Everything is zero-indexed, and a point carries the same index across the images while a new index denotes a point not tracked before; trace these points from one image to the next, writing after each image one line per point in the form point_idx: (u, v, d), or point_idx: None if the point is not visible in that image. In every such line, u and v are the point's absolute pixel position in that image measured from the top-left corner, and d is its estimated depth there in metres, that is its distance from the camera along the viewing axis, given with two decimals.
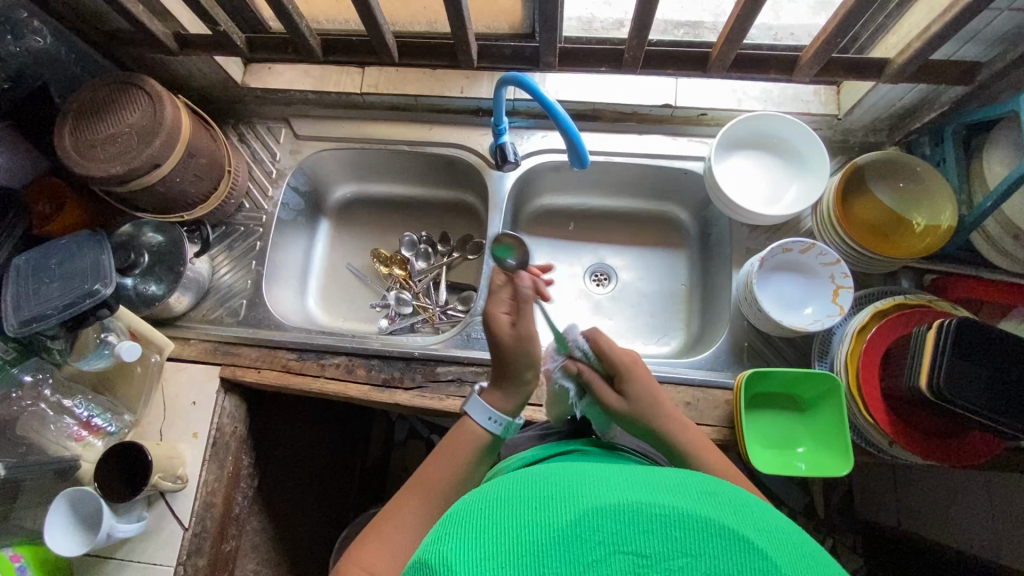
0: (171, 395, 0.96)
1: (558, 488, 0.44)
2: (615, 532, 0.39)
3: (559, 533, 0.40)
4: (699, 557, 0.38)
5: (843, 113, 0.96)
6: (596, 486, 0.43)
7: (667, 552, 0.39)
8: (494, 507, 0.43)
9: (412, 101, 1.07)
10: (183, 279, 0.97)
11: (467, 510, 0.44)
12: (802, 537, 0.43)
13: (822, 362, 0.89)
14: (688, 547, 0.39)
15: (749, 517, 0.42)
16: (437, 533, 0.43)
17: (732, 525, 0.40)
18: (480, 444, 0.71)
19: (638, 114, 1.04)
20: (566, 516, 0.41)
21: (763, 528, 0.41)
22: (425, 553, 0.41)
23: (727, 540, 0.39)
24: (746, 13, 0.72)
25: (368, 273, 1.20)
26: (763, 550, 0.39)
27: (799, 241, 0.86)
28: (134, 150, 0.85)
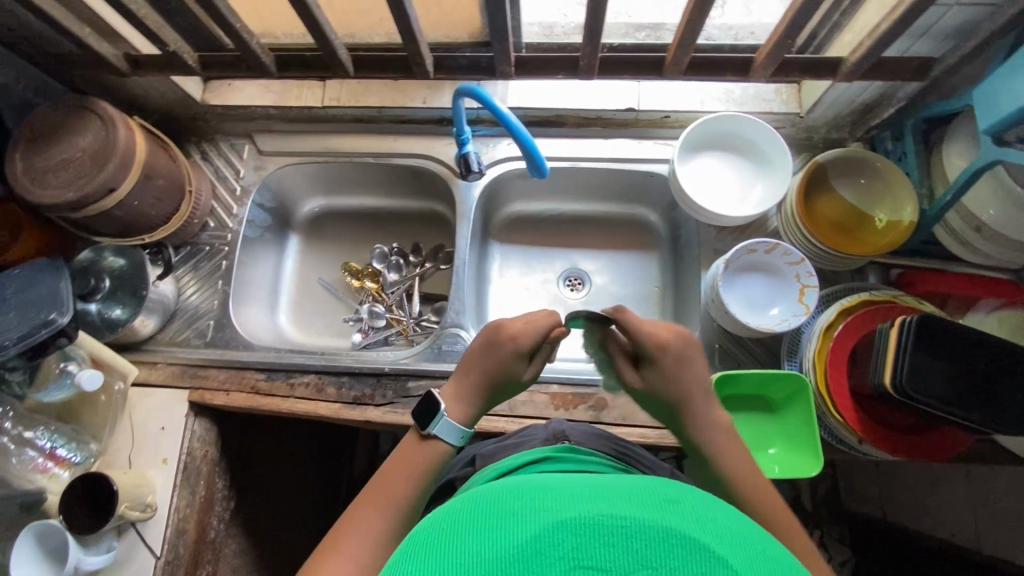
0: (139, 421, 0.95)
1: (516, 499, 0.39)
2: (574, 547, 0.35)
3: (513, 551, 0.35)
4: (667, 573, 0.34)
5: (804, 110, 0.97)
6: (557, 495, 0.39)
7: (630, 567, 0.34)
8: (448, 524, 0.39)
9: (375, 112, 1.06)
10: (147, 303, 0.95)
11: (420, 530, 0.40)
12: (785, 554, 0.38)
13: (792, 362, 0.89)
14: (653, 561, 0.34)
15: (725, 529, 0.37)
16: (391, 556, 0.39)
17: (705, 540, 0.35)
18: (436, 457, 0.67)
19: (603, 119, 1.04)
20: (521, 532, 0.36)
21: (741, 542, 0.36)
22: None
23: (700, 554, 0.34)
24: (696, 16, 0.72)
25: (340, 287, 1.19)
26: (742, 569, 0.34)
27: (764, 241, 0.86)
28: (87, 174, 0.83)
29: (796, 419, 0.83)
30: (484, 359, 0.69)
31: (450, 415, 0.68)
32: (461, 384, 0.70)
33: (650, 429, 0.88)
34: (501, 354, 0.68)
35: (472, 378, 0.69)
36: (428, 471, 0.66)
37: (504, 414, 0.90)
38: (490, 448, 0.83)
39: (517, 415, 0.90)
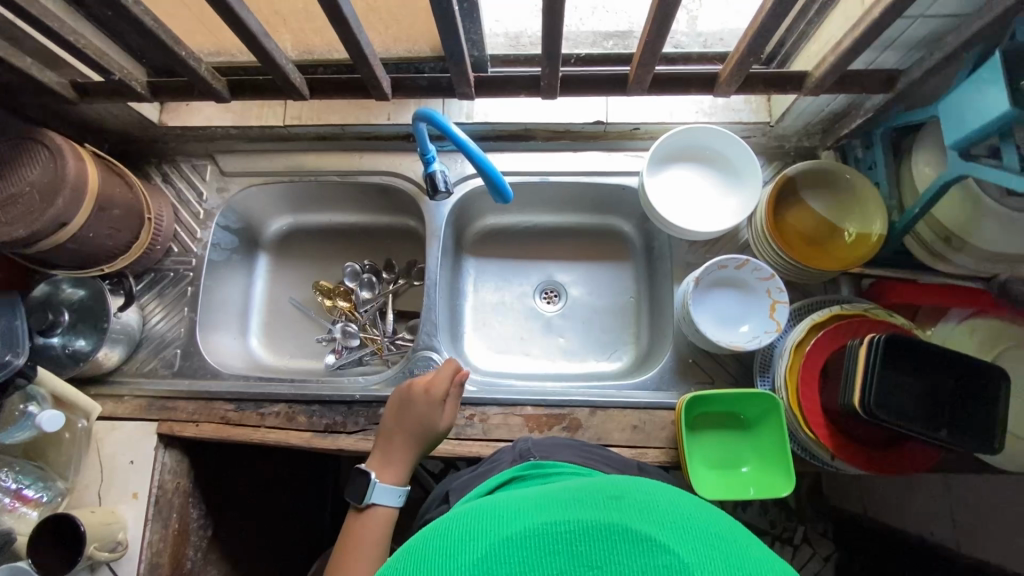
0: (107, 455, 0.93)
1: (467, 526, 0.44)
2: (523, 559, 0.40)
3: (470, 570, 0.40)
4: (605, 568, 0.39)
5: (774, 120, 0.96)
6: (505, 516, 0.44)
7: (574, 568, 0.39)
8: (409, 558, 0.44)
9: (339, 130, 1.03)
10: (109, 335, 0.93)
11: (389, 568, 0.45)
12: (710, 512, 0.44)
13: (764, 378, 0.88)
14: (592, 559, 0.40)
15: (654, 514, 0.43)
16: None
17: (634, 526, 0.41)
18: (385, 522, 0.76)
19: (572, 131, 1.02)
20: (475, 553, 0.41)
21: (669, 521, 0.42)
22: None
23: (631, 543, 0.40)
24: (655, 36, 0.70)
25: (311, 306, 1.17)
26: (668, 546, 0.40)
27: (734, 257, 0.85)
28: (37, 210, 0.80)
29: (767, 439, 0.83)
30: (407, 419, 0.83)
31: (387, 481, 0.79)
32: (390, 450, 0.82)
33: (624, 448, 0.87)
34: (419, 410, 0.84)
35: (398, 441, 0.82)
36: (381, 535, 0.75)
37: (478, 438, 0.90)
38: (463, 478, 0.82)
39: (491, 438, 0.90)
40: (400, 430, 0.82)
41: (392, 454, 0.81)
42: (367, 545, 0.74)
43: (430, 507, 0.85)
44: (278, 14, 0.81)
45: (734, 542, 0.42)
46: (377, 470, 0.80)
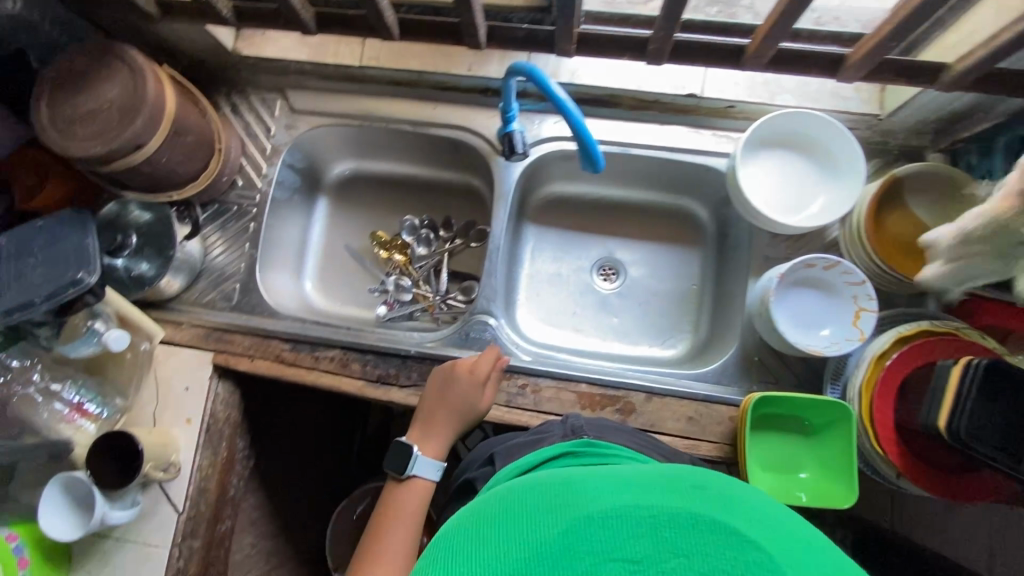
0: (164, 380, 0.95)
1: (542, 499, 0.43)
2: (603, 539, 0.38)
3: (546, 543, 0.39)
4: (692, 558, 0.37)
5: (885, 112, 0.89)
6: (582, 493, 0.43)
7: (658, 555, 0.37)
8: (479, 527, 0.43)
9: (415, 77, 1.00)
10: (174, 262, 0.93)
11: (457, 534, 0.44)
12: (795, 519, 0.42)
13: (834, 387, 0.84)
14: (677, 547, 0.37)
15: (739, 510, 0.41)
16: (428, 559, 0.43)
17: (723, 520, 0.39)
18: (423, 493, 0.78)
19: (660, 103, 0.96)
20: (554, 527, 0.40)
21: (756, 519, 0.40)
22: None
23: (718, 535, 0.38)
24: (792, 7, 0.64)
25: (366, 256, 1.16)
26: (757, 542, 0.38)
27: (825, 257, 0.80)
28: (116, 128, 0.79)
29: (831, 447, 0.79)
30: (450, 398, 0.83)
31: (428, 452, 0.80)
32: (432, 425, 0.82)
33: (677, 438, 0.85)
34: (462, 390, 0.83)
35: (439, 418, 0.82)
36: (419, 504, 0.77)
37: (529, 409, 0.88)
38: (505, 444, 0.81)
39: (543, 411, 0.88)
40: (441, 408, 0.83)
41: (430, 427, 0.82)
42: (406, 514, 0.76)
43: (471, 466, 0.85)
44: None
45: (818, 549, 0.40)
46: (420, 440, 0.81)
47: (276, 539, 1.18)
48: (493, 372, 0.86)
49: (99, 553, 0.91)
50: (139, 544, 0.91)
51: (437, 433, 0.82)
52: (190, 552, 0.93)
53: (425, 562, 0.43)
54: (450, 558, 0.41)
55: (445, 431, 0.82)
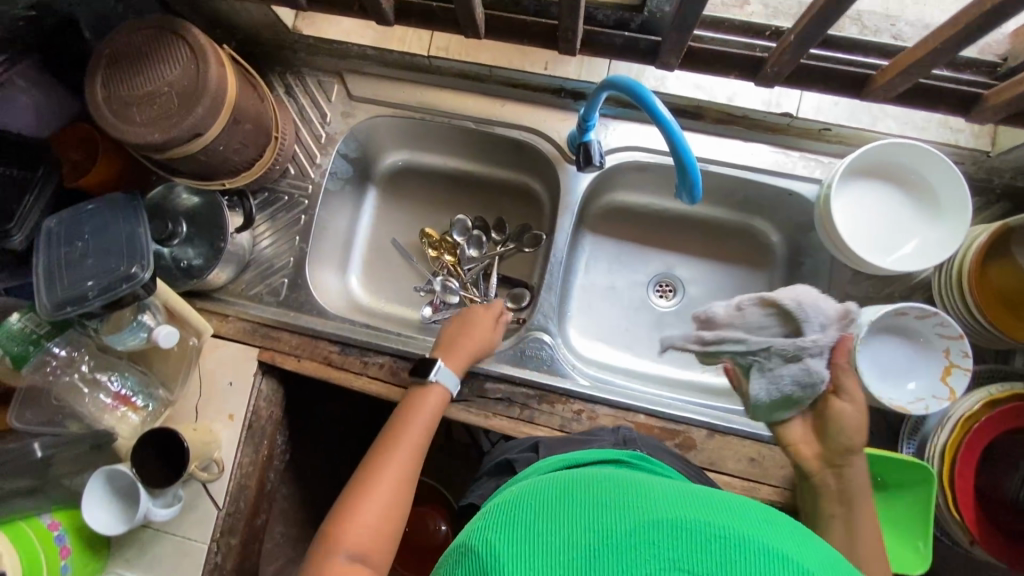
0: (208, 373, 0.92)
1: (612, 493, 0.39)
2: (672, 548, 0.34)
3: (615, 539, 0.35)
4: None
5: (996, 151, 0.82)
6: (652, 496, 0.38)
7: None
8: (541, 509, 0.39)
9: (485, 71, 0.93)
10: (224, 254, 0.89)
11: (517, 505, 0.40)
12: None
13: (909, 442, 0.80)
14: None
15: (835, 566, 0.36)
16: (482, 522, 0.40)
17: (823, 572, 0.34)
18: (439, 400, 0.81)
19: (748, 118, 0.89)
20: (626, 523, 0.36)
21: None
22: (466, 543, 0.38)
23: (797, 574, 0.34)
24: (950, 44, 0.58)
25: (414, 252, 1.11)
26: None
27: (920, 307, 0.75)
28: (175, 115, 0.73)
29: (905, 505, 0.75)
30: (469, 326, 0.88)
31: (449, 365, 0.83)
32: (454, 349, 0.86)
33: (737, 479, 0.82)
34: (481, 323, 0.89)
35: (461, 344, 0.86)
36: (434, 414, 0.80)
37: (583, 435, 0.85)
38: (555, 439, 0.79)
39: None
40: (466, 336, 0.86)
41: (454, 345, 0.86)
42: (424, 419, 0.78)
43: (510, 450, 0.81)
44: None
45: None
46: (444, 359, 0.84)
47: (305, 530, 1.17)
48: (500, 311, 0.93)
49: (138, 543, 0.90)
50: (178, 538, 0.90)
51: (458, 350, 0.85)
52: (228, 548, 0.91)
53: (478, 523, 0.40)
54: (509, 529, 0.37)
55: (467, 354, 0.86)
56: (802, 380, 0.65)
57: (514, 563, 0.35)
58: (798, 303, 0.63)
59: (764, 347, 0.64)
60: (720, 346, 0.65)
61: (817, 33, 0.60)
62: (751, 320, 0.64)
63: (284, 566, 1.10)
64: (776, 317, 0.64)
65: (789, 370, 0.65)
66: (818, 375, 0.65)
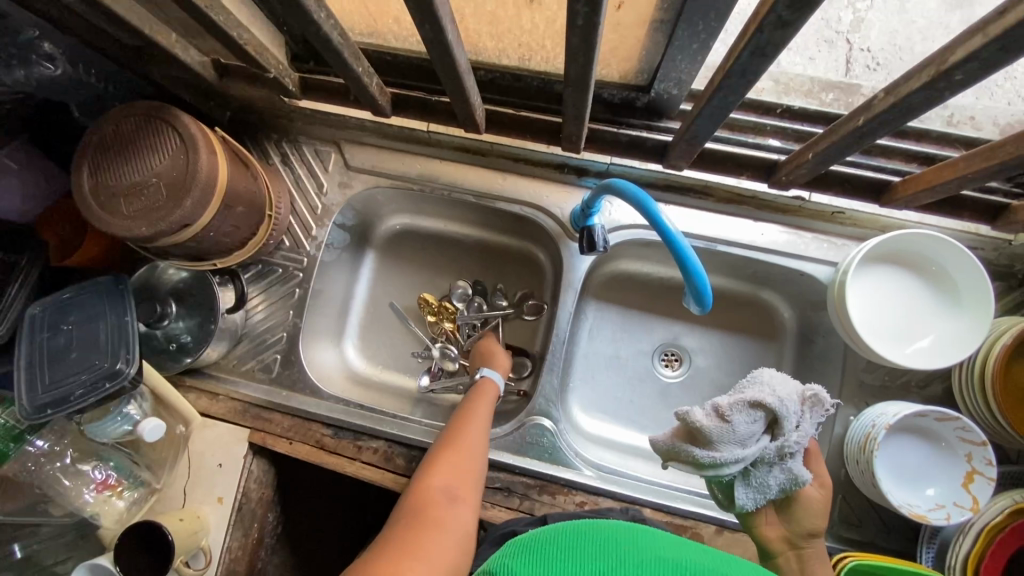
0: (196, 454, 0.89)
1: None
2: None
3: None
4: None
5: (1018, 240, 0.79)
6: None
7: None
8: (561, 540, 0.48)
9: (487, 146, 0.90)
10: (215, 334, 0.87)
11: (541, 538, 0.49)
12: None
13: (929, 548, 0.75)
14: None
15: None
16: (510, 551, 0.49)
17: None
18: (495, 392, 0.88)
19: (758, 198, 0.86)
20: None
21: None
22: (492, 569, 0.47)
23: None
24: (974, 172, 0.57)
25: (412, 317, 1.08)
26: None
27: (938, 410, 0.72)
28: (162, 208, 0.71)
29: None
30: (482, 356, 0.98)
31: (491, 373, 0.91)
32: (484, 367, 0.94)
33: None
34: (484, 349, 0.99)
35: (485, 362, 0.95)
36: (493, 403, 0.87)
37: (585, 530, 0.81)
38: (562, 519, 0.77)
39: None
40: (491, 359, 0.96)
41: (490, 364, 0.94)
42: (486, 409, 0.85)
43: (516, 520, 0.80)
44: (493, 12, 0.69)
45: None
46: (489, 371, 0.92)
47: None
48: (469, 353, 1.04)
49: None
50: None
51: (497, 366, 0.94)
52: None
53: None
54: (535, 558, 0.47)
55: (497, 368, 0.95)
56: (785, 483, 0.71)
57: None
58: (781, 404, 0.67)
59: (755, 457, 0.68)
60: (718, 467, 0.68)
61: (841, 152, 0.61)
62: (742, 433, 0.67)
63: None
64: (763, 423, 0.68)
65: (773, 478, 0.71)
66: (801, 478, 0.71)
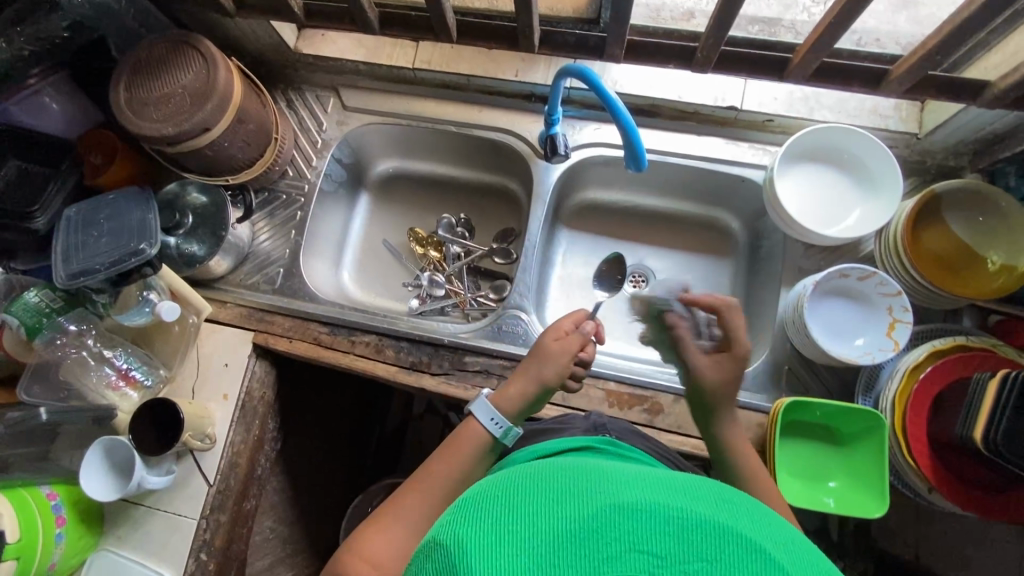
0: (205, 354, 0.98)
1: None
2: (631, 530, 0.35)
3: None
4: (716, 564, 0.34)
5: (923, 133, 0.90)
6: None
7: (683, 554, 0.34)
8: (507, 492, 0.39)
9: (464, 80, 1.04)
10: (225, 242, 0.97)
11: (485, 494, 0.40)
12: (814, 549, 0.39)
13: (867, 398, 0.84)
14: (705, 552, 0.34)
15: None
16: (450, 515, 0.39)
17: None
18: (479, 445, 0.72)
19: (699, 113, 0.98)
20: None
21: (784, 543, 0.37)
22: (435, 537, 0.38)
23: (747, 551, 0.35)
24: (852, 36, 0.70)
25: (403, 251, 1.19)
26: (786, 567, 0.35)
27: (858, 267, 0.83)
28: (187, 111, 0.84)
29: (863, 454, 0.79)
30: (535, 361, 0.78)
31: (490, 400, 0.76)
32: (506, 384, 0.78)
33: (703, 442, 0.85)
34: (549, 351, 0.78)
35: (516, 378, 0.77)
36: (473, 461, 0.72)
37: (557, 403, 0.90)
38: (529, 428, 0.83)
39: (570, 406, 0.89)
40: (523, 379, 0.77)
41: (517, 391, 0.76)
42: (457, 469, 0.70)
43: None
44: None
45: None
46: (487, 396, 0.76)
47: (295, 525, 1.18)
48: (583, 337, 0.80)
49: (130, 521, 0.93)
50: (170, 514, 0.92)
51: (514, 390, 0.76)
52: (218, 525, 0.94)
53: None
54: (476, 517, 0.37)
55: (518, 392, 0.76)
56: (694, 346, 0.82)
57: (480, 553, 0.34)
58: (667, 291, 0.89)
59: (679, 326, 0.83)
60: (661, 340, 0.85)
61: (736, 5, 0.70)
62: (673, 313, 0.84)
63: (272, 559, 1.11)
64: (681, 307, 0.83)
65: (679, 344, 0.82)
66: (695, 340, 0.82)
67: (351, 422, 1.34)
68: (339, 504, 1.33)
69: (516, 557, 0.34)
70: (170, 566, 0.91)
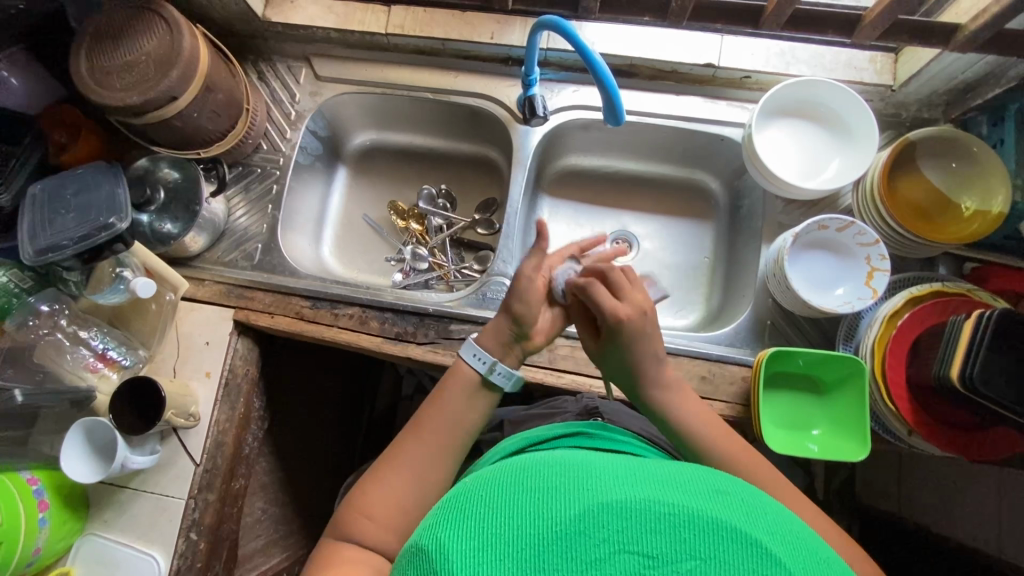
0: (185, 334, 0.95)
1: None
2: (621, 530, 0.35)
3: None
4: (710, 562, 0.34)
5: (898, 84, 0.90)
6: None
7: (675, 554, 0.34)
8: (493, 494, 0.39)
9: (438, 45, 1.03)
10: (198, 218, 0.94)
11: (469, 500, 0.40)
12: (812, 540, 0.39)
13: (847, 346, 0.86)
14: (699, 550, 0.34)
15: None
16: (436, 519, 0.40)
17: None
18: (469, 388, 0.69)
19: (678, 72, 0.98)
20: None
21: (778, 534, 0.37)
22: (420, 542, 0.39)
23: (741, 546, 0.35)
24: None
25: (384, 225, 1.17)
26: (781, 560, 0.35)
27: (837, 218, 0.85)
28: (151, 80, 0.82)
29: (843, 402, 0.81)
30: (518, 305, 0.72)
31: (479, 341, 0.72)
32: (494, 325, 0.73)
33: None
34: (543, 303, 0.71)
35: (504, 318, 0.72)
36: (465, 406, 0.68)
37: (544, 366, 0.89)
38: (521, 413, 0.88)
39: (557, 368, 0.89)
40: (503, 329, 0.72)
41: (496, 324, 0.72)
42: (449, 416, 0.67)
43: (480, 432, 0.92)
44: None
45: None
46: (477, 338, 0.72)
47: (286, 506, 1.16)
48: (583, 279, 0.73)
49: (115, 504, 0.91)
50: (156, 495, 0.91)
51: (499, 328, 0.72)
52: (206, 504, 0.92)
53: None
54: (459, 522, 0.38)
55: (497, 328, 0.72)
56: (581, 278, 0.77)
57: (464, 557, 0.35)
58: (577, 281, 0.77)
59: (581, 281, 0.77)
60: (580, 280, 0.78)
61: None
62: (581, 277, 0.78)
63: (265, 541, 1.10)
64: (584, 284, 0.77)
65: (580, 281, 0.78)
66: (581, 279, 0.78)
67: (336, 403, 1.32)
68: (328, 486, 1.31)
69: (501, 563, 0.34)
70: (158, 548, 0.89)
